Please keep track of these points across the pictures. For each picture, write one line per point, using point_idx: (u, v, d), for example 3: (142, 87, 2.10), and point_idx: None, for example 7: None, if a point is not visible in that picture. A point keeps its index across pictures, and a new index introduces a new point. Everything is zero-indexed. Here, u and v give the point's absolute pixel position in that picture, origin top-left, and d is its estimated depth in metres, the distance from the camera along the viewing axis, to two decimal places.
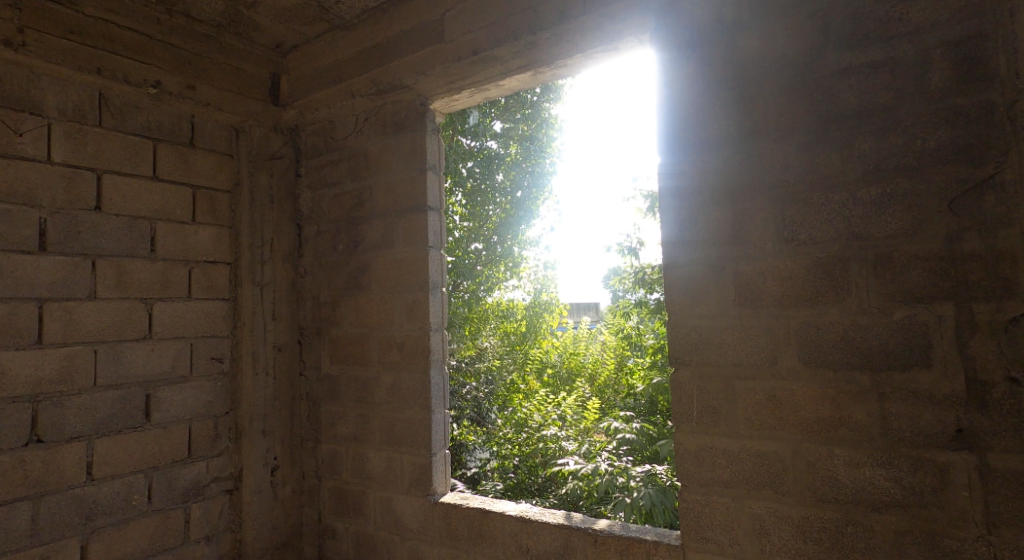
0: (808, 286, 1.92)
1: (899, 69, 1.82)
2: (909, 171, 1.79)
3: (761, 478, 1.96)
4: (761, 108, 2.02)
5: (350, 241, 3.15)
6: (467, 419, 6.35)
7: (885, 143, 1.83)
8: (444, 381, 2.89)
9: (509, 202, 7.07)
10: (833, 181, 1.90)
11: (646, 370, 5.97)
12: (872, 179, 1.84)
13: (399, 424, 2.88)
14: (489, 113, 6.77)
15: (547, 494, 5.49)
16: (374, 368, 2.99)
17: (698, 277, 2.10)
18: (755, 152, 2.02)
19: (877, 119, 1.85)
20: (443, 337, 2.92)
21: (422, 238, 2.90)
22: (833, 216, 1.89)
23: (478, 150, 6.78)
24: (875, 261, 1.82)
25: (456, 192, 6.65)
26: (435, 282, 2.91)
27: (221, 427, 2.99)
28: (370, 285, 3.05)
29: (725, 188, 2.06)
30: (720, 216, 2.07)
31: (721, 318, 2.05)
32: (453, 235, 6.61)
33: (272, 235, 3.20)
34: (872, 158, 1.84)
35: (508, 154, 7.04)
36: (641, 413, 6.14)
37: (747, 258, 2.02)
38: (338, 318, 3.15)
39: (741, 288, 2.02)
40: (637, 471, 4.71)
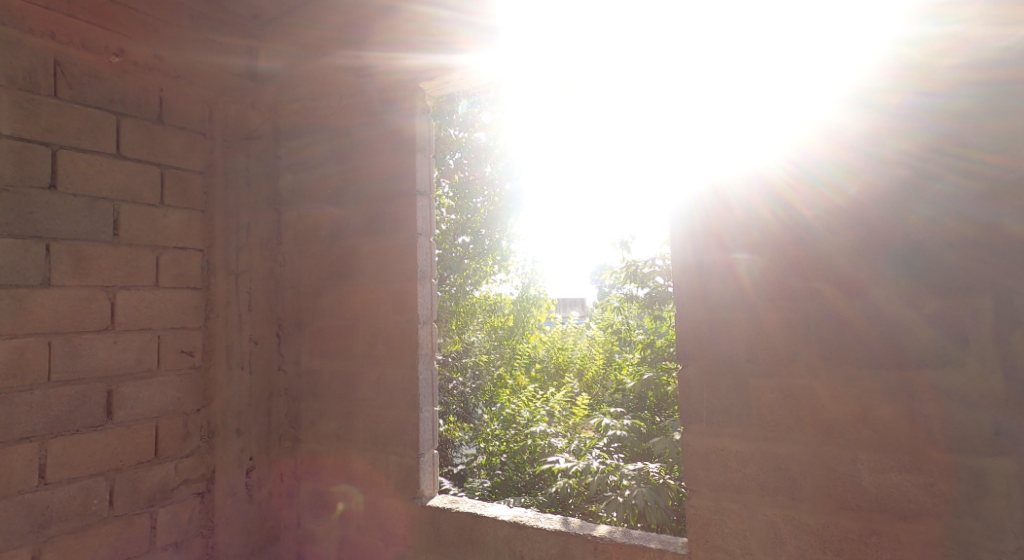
0: (837, 274, 1.76)
1: (931, 43, 1.68)
2: (941, 154, 1.65)
3: (776, 483, 1.81)
4: (786, 83, 1.86)
5: (332, 228, 2.95)
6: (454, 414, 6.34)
7: (916, 125, 1.69)
8: (433, 377, 2.71)
9: (498, 195, 7.04)
10: (857, 166, 1.75)
11: (636, 366, 5.73)
12: (900, 165, 1.70)
13: (385, 423, 2.70)
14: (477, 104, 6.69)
15: (535, 492, 5.32)
16: (358, 363, 2.81)
17: (714, 264, 1.94)
18: (771, 137, 1.87)
19: (906, 99, 1.70)
20: (432, 330, 2.73)
21: (410, 225, 2.72)
22: (858, 204, 1.74)
23: (465, 140, 6.76)
24: (905, 251, 1.68)
25: (443, 183, 6.68)
26: (423, 272, 2.72)
27: (192, 426, 2.80)
28: (354, 275, 2.86)
29: (745, 169, 1.91)
30: (740, 198, 1.91)
31: (740, 308, 1.89)
32: (441, 227, 6.49)
33: (250, 221, 3.00)
34: (901, 142, 1.70)
35: (498, 146, 6.95)
36: (631, 408, 5.90)
37: (770, 243, 1.85)
38: (319, 309, 2.96)
39: (763, 276, 1.86)
40: (630, 469, 4.43)
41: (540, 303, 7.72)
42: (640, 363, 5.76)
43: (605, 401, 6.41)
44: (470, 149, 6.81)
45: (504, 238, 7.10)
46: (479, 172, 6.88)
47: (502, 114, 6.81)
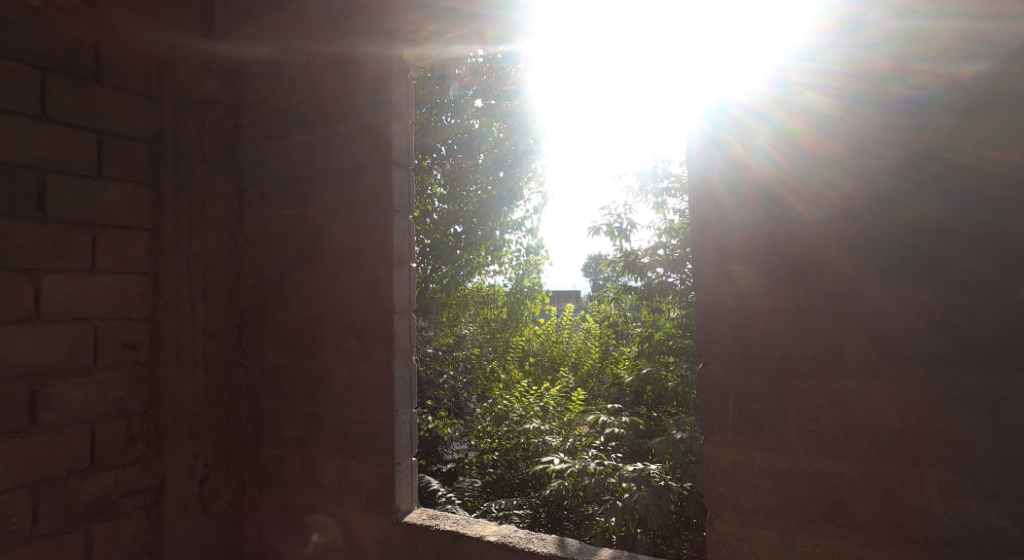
0: (877, 271, 1.53)
1: (945, 27, 1.51)
2: (947, 149, 1.49)
3: (818, 507, 1.54)
4: (805, 70, 1.66)
5: (299, 205, 2.60)
6: (445, 409, 6.17)
7: (918, 119, 1.53)
8: (411, 375, 2.37)
9: (492, 183, 6.60)
10: (855, 167, 1.59)
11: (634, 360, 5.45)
12: (903, 162, 1.53)
13: (355, 427, 2.34)
14: (468, 88, 6.36)
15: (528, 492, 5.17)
16: (327, 358, 2.45)
17: (732, 266, 1.71)
18: (777, 134, 1.69)
19: (904, 90, 1.55)
20: (410, 321, 2.39)
21: (384, 200, 2.38)
22: (858, 207, 1.57)
23: (456, 128, 6.28)
24: (919, 249, 1.49)
25: (435, 171, 6.30)
26: (401, 254, 2.37)
27: (137, 430, 2.46)
28: (323, 259, 2.50)
29: (761, 163, 1.70)
30: (757, 193, 1.69)
31: (764, 312, 1.65)
32: (431, 217, 6.23)
33: (204, 197, 2.63)
34: (903, 137, 1.54)
35: (491, 134, 6.48)
36: (627, 404, 5.62)
37: (793, 244, 1.63)
38: (283, 298, 2.62)
39: (787, 279, 1.63)
40: (629, 470, 4.05)
41: (533, 296, 7.37)
42: (638, 357, 5.48)
43: (602, 398, 6.08)
44: (461, 136, 6.35)
45: (495, 228, 6.67)
46: (473, 161, 6.45)
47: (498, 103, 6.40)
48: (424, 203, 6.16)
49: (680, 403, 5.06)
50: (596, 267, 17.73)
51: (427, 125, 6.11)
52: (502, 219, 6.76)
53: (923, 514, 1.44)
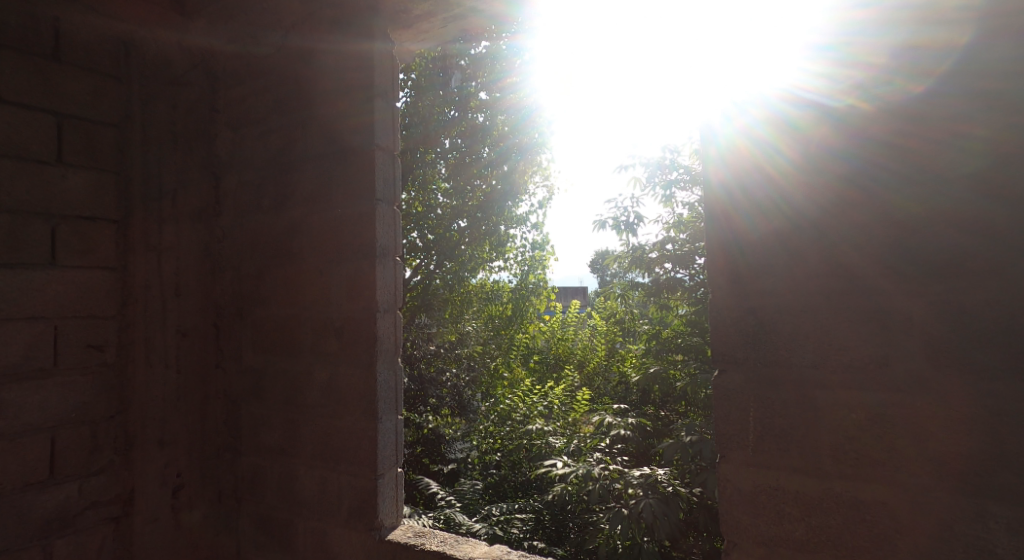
0: (919, 277, 1.32)
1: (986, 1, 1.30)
2: (972, 142, 1.30)
3: (850, 538, 1.36)
4: (824, 58, 1.46)
5: (277, 194, 2.39)
6: (448, 407, 6.12)
7: (933, 112, 1.34)
8: (396, 379, 2.15)
9: (495, 176, 6.32)
10: (876, 168, 1.39)
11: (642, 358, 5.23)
12: (921, 161, 1.34)
13: (335, 436, 2.15)
14: (471, 78, 6.09)
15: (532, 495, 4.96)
16: (306, 361, 2.26)
17: (748, 277, 1.51)
18: (793, 128, 1.48)
19: (913, 81, 1.37)
20: (395, 321, 2.17)
21: (366, 187, 2.16)
22: (888, 210, 1.37)
23: (460, 120, 6.03)
24: (954, 253, 1.29)
25: (439, 165, 6.13)
26: (384, 247, 2.15)
27: (103, 438, 2.28)
28: (301, 252, 2.30)
29: (776, 161, 1.50)
30: (773, 194, 1.49)
31: (788, 327, 1.45)
32: (436, 212, 6.16)
33: (176, 185, 2.43)
34: (918, 134, 1.35)
35: (496, 126, 6.20)
36: (633, 405, 5.46)
37: (814, 250, 1.43)
38: (261, 295, 2.43)
39: (810, 290, 1.43)
40: (635, 476, 3.81)
41: (539, 292, 7.21)
42: (645, 355, 5.26)
43: (608, 397, 5.90)
44: (466, 129, 6.07)
45: (500, 223, 6.51)
46: (477, 155, 6.21)
47: (501, 93, 6.13)
48: (428, 200, 6.07)
49: (688, 402, 4.86)
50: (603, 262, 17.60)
51: (430, 117, 5.94)
52: (508, 214, 6.60)
53: (968, 547, 1.25)
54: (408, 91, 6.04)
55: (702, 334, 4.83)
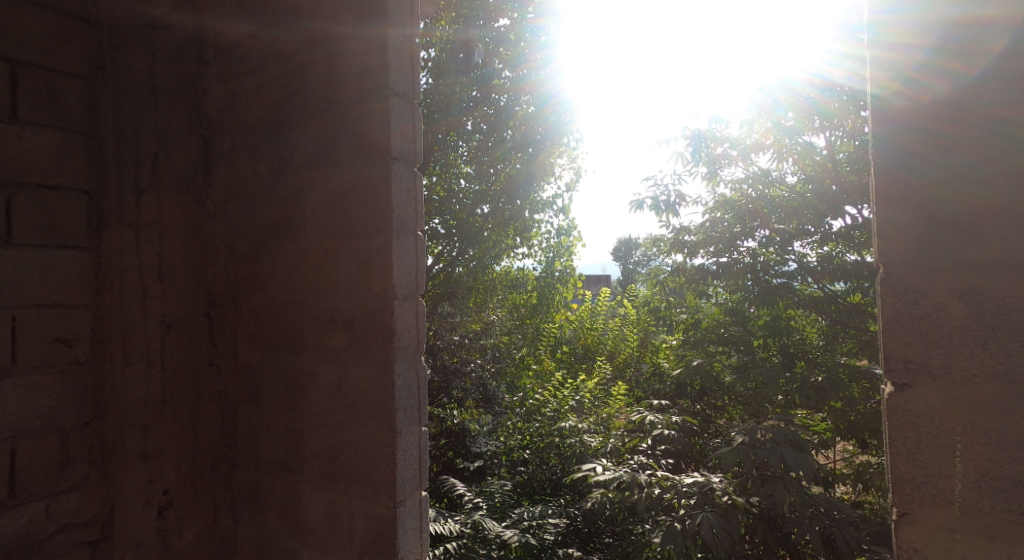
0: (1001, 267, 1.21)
1: None
2: (1012, 127, 1.23)
3: None
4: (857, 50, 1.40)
5: (275, 158, 2.00)
6: (473, 398, 5.72)
7: (974, 98, 1.28)
8: (418, 382, 1.74)
9: (522, 158, 5.88)
10: (920, 158, 1.32)
11: (680, 350, 4.71)
12: (964, 150, 1.27)
13: (346, 451, 1.75)
14: (496, 52, 5.58)
15: (560, 494, 4.65)
16: (310, 358, 1.87)
17: None
18: None
19: (945, 72, 1.31)
20: (416, 309, 1.76)
21: (380, 142, 1.74)
22: (939, 200, 1.29)
23: (483, 101, 5.65)
24: (1004, 235, 1.22)
25: (460, 145, 5.67)
26: (402, 218, 1.74)
27: (75, 448, 1.92)
28: (304, 227, 1.90)
29: None
30: None
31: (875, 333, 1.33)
32: (458, 199, 5.70)
33: (156, 149, 2.05)
34: (957, 122, 1.29)
35: (520, 108, 5.76)
36: (668, 397, 5.04)
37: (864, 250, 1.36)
38: (259, 279, 2.05)
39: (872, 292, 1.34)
40: (687, 482, 3.41)
41: (566, 280, 7.02)
42: (680, 346, 4.76)
43: (642, 392, 5.45)
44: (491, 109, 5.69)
45: (526, 207, 6.07)
46: (500, 138, 5.78)
47: (525, 71, 5.67)
48: (450, 184, 5.63)
49: (732, 396, 4.47)
50: (629, 247, 17.15)
51: (451, 99, 5.42)
52: (533, 197, 6.15)
53: None
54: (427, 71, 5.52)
55: (744, 323, 4.37)
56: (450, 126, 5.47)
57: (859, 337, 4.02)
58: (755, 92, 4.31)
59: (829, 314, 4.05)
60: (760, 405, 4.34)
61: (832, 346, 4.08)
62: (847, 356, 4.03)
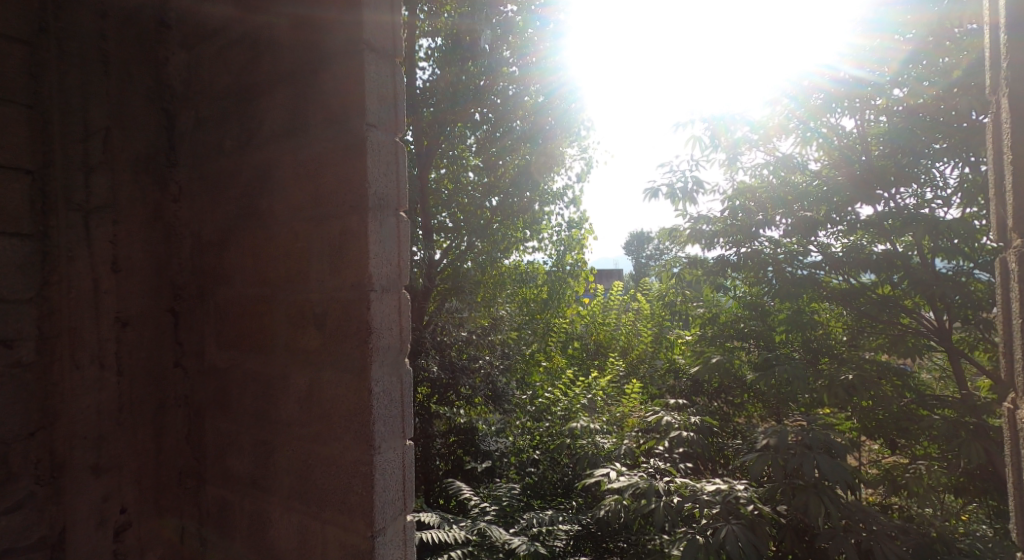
0: None
1: None
2: None
3: None
4: None
5: (241, 132, 1.75)
6: (482, 395, 5.34)
7: None
8: (401, 389, 1.49)
9: (529, 151, 5.60)
10: None
11: (696, 346, 4.45)
12: None
13: (318, 469, 1.50)
14: (503, 37, 5.25)
15: (571, 496, 4.41)
16: (280, 361, 1.62)
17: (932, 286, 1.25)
18: None
19: None
20: (400, 303, 1.51)
21: (354, 108, 1.49)
22: None
23: (494, 90, 5.33)
24: None
25: (469, 136, 5.47)
26: (382, 196, 1.48)
27: (18, 463, 1.64)
28: (272, 209, 1.65)
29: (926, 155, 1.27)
30: None
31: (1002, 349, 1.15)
32: (469, 191, 5.52)
33: (109, 123, 1.80)
34: None
35: (527, 100, 5.47)
36: (684, 394, 4.79)
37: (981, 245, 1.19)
38: (226, 270, 1.80)
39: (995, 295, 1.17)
40: (709, 489, 3.14)
41: (577, 274, 6.75)
42: (694, 341, 4.52)
43: (657, 390, 5.17)
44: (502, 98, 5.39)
45: (536, 200, 5.80)
46: (507, 129, 5.49)
47: (526, 63, 5.37)
48: (461, 176, 5.48)
49: (751, 394, 4.19)
50: (638, 243, 16.90)
51: (457, 87, 5.18)
52: (542, 189, 5.86)
53: None
54: (432, 60, 5.26)
55: (765, 317, 4.09)
56: (457, 115, 5.23)
57: (891, 330, 3.79)
58: (768, 88, 3.95)
59: (859, 304, 3.81)
60: (783, 406, 4.06)
61: (861, 342, 3.81)
62: (874, 352, 3.79)
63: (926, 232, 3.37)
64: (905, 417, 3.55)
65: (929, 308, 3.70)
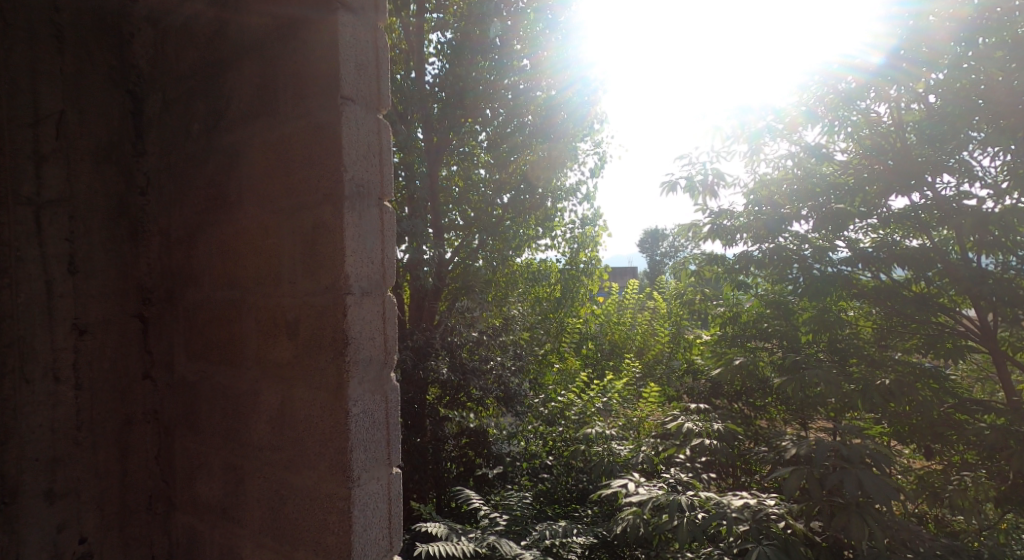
0: None
1: None
2: None
3: None
4: None
5: (210, 114, 1.54)
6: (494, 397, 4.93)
7: None
8: (386, 408, 1.28)
9: (540, 148, 5.34)
10: None
11: (712, 347, 4.22)
12: None
13: (291, 502, 1.29)
14: (511, 29, 5.02)
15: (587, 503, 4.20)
16: (250, 375, 1.41)
17: None
18: None
19: None
20: (384, 307, 1.29)
21: (328, 81, 1.27)
22: None
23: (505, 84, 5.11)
24: None
25: (481, 133, 5.28)
26: (361, 183, 1.26)
27: None
28: (241, 201, 1.45)
29: None
30: None
31: None
32: (481, 188, 5.31)
33: (64, 106, 1.58)
34: None
35: (538, 94, 5.24)
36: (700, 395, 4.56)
37: None
38: (195, 271, 1.60)
39: None
40: (737, 503, 2.90)
41: (591, 272, 6.55)
42: (710, 340, 4.31)
43: (675, 391, 4.92)
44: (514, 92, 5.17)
45: (548, 196, 5.56)
46: (519, 125, 5.22)
47: (533, 57, 5.13)
48: (472, 175, 5.30)
49: (776, 397, 3.94)
50: (651, 242, 16.66)
51: (467, 82, 4.95)
52: (555, 185, 5.62)
53: None
54: (439, 53, 5.05)
55: (788, 316, 3.81)
56: (466, 109, 5.02)
57: (927, 329, 3.49)
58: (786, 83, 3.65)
59: (890, 302, 3.52)
60: (808, 411, 3.80)
61: (890, 343, 3.54)
62: (905, 352, 3.50)
63: (971, 226, 3.08)
64: (942, 423, 3.30)
65: (971, 305, 3.45)
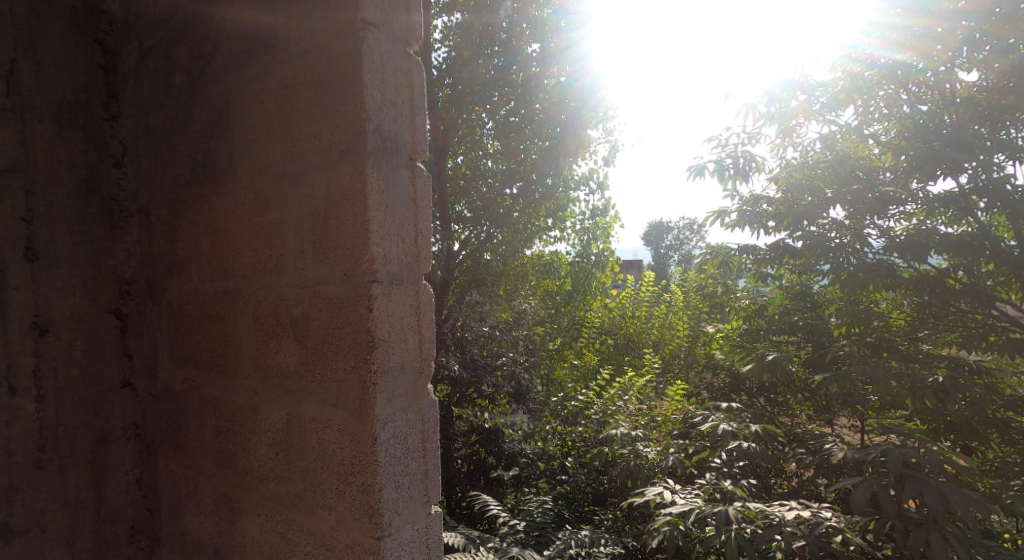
0: None
1: None
2: None
3: None
4: None
5: (197, 63, 1.26)
6: (506, 391, 4.72)
7: None
8: (421, 429, 0.99)
9: (549, 139, 5.01)
10: None
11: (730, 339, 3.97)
12: None
13: (302, 550, 1.01)
14: (519, 15, 4.70)
15: (609, 503, 3.90)
16: (248, 386, 1.13)
17: None
18: None
19: None
20: (420, 299, 1.01)
21: (344, 2, 0.98)
22: None
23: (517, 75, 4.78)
24: None
25: (488, 122, 4.99)
26: (387, 138, 0.97)
27: None
28: (235, 169, 1.16)
29: None
30: None
31: None
32: (488, 179, 5.04)
33: (17, 55, 1.29)
34: None
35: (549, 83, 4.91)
36: (723, 390, 4.30)
37: None
38: (182, 258, 1.32)
39: None
40: (790, 515, 2.61)
41: (603, 266, 6.33)
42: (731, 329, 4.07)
43: (694, 387, 4.66)
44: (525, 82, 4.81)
45: (559, 186, 5.26)
46: (529, 114, 4.90)
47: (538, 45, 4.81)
48: (480, 164, 5.02)
49: (808, 394, 3.65)
50: (656, 236, 16.41)
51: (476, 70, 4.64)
52: (566, 174, 5.33)
53: None
54: (443, 40, 4.74)
55: (813, 309, 3.50)
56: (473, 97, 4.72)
57: (964, 322, 2.99)
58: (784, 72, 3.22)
59: (930, 293, 3.00)
60: (834, 406, 3.52)
61: (921, 335, 3.08)
62: (937, 345, 3.04)
63: None
64: (988, 423, 2.82)
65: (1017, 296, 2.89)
